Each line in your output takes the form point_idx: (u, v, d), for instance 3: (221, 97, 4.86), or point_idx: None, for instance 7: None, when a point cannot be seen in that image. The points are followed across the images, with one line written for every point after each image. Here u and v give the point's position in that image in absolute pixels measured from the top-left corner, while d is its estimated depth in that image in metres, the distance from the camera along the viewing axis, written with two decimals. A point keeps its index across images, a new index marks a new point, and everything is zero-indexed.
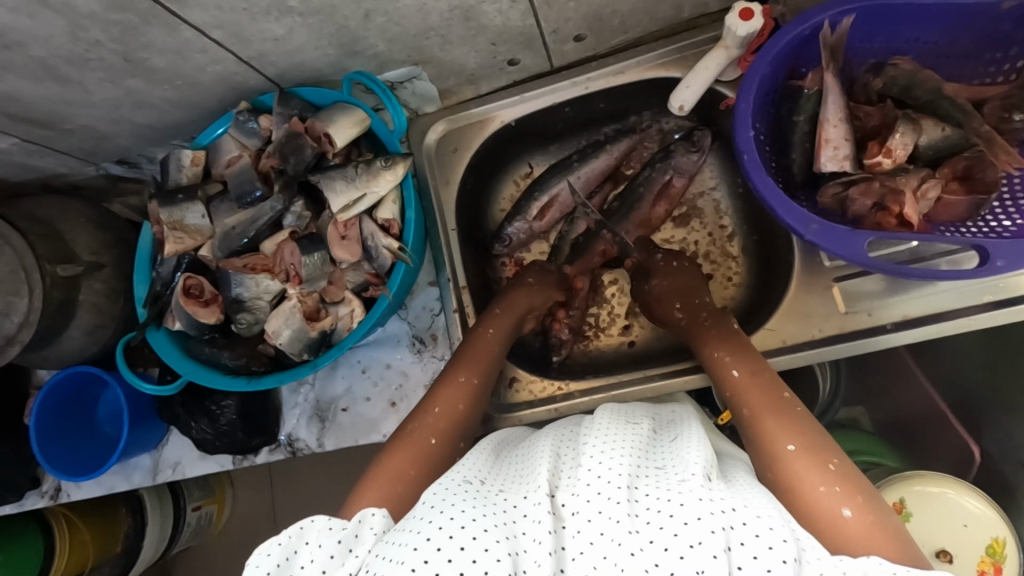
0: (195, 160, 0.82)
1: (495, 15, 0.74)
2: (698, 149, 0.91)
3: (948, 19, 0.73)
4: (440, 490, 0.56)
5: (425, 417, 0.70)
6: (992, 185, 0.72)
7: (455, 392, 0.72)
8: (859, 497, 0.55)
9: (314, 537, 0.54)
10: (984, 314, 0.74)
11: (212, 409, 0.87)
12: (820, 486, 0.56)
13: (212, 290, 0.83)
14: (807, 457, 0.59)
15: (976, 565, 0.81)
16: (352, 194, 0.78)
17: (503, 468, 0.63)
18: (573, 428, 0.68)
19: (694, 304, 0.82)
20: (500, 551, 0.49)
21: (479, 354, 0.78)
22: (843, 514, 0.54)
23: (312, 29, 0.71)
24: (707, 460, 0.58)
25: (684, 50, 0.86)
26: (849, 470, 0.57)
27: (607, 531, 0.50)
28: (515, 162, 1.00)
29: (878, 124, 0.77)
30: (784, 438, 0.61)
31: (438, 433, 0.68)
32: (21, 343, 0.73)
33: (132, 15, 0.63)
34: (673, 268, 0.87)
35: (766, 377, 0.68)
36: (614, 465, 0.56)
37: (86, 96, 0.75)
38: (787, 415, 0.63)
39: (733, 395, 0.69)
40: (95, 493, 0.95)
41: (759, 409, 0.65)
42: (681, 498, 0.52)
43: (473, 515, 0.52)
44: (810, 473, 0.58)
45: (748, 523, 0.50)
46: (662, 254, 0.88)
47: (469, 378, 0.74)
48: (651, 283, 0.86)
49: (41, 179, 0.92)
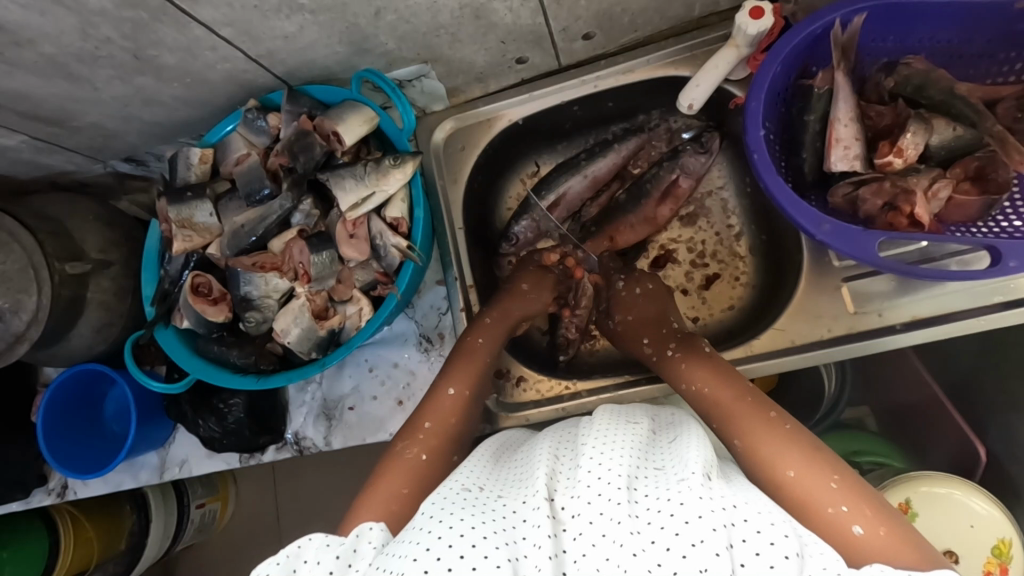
0: (203, 157, 0.81)
1: (505, 14, 0.74)
2: (707, 150, 0.90)
3: (960, 18, 0.72)
4: (439, 500, 0.56)
5: (415, 436, 0.69)
6: (1004, 185, 0.71)
7: (445, 403, 0.72)
8: (867, 511, 0.55)
9: (312, 555, 0.54)
10: (993, 314, 0.74)
11: (220, 406, 0.87)
12: (828, 506, 0.56)
13: (221, 288, 0.84)
14: (809, 477, 0.58)
15: (981, 565, 0.81)
16: (362, 192, 0.78)
17: (502, 473, 0.63)
18: (571, 430, 0.67)
19: (663, 334, 0.81)
20: (499, 557, 0.49)
21: (465, 365, 0.76)
22: (855, 530, 0.54)
23: (322, 26, 0.70)
24: (705, 458, 0.57)
25: (693, 48, 0.86)
26: (851, 481, 0.58)
27: (608, 532, 0.50)
28: (523, 161, 0.99)
29: (889, 124, 0.77)
30: (782, 463, 0.60)
31: (428, 449, 0.68)
32: (30, 341, 0.73)
33: (143, 12, 0.63)
34: (632, 298, 0.88)
35: (751, 396, 0.68)
36: (613, 466, 0.56)
37: (95, 93, 0.75)
38: (777, 436, 0.62)
39: (725, 428, 0.67)
40: (103, 490, 0.96)
41: (749, 433, 0.64)
42: (681, 497, 0.51)
43: (472, 523, 0.52)
44: (816, 493, 0.57)
45: (750, 520, 0.50)
46: (622, 283, 0.90)
47: (458, 391, 0.74)
48: (614, 320, 0.87)
49: (49, 176, 0.92)
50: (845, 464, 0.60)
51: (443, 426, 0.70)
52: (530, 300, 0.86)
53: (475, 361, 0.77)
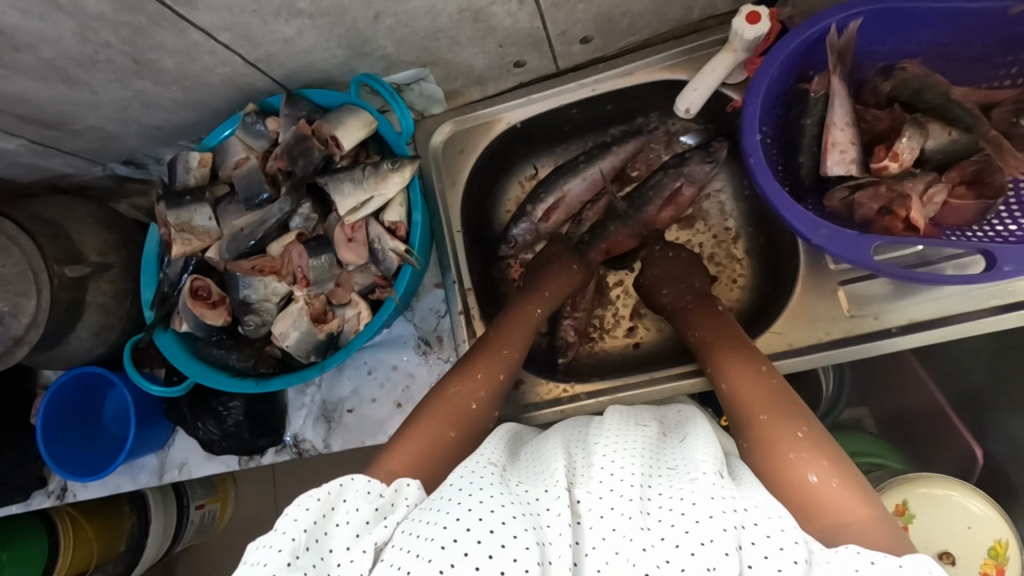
0: (202, 161, 0.82)
1: (504, 17, 0.75)
2: (714, 160, 0.90)
3: (955, 22, 0.72)
4: (466, 473, 0.56)
5: (468, 381, 0.71)
6: (1000, 189, 0.73)
7: (496, 361, 0.74)
8: (825, 461, 0.55)
9: (352, 496, 0.54)
10: (991, 318, 0.74)
11: (219, 410, 0.87)
12: (790, 451, 0.57)
13: (219, 292, 0.84)
14: (778, 422, 0.60)
15: (978, 567, 0.81)
16: (360, 196, 0.78)
17: (519, 464, 0.63)
18: (584, 428, 0.67)
19: (681, 288, 0.85)
20: (528, 539, 0.48)
21: (517, 326, 0.80)
22: (810, 479, 0.55)
23: (321, 30, 0.71)
24: (717, 459, 0.56)
25: (692, 52, 0.86)
26: (817, 434, 0.58)
27: (619, 527, 0.50)
28: (520, 164, 0.99)
29: (887, 128, 0.77)
30: (758, 409, 0.62)
31: (477, 398, 0.70)
32: (29, 344, 0.74)
33: (142, 17, 0.63)
34: (673, 258, 0.89)
35: (744, 350, 0.71)
36: (627, 464, 0.56)
37: (95, 97, 0.75)
38: (763, 385, 0.65)
39: (716, 371, 0.70)
40: (102, 493, 0.96)
41: (737, 381, 0.67)
42: (694, 497, 0.51)
43: (500, 500, 0.52)
44: (779, 438, 0.58)
45: (760, 524, 0.49)
46: (662, 247, 0.91)
47: (511, 351, 0.76)
48: (648, 274, 0.89)
49: (49, 179, 0.92)
50: (814, 418, 0.60)
51: (493, 378, 0.73)
52: (575, 275, 0.88)
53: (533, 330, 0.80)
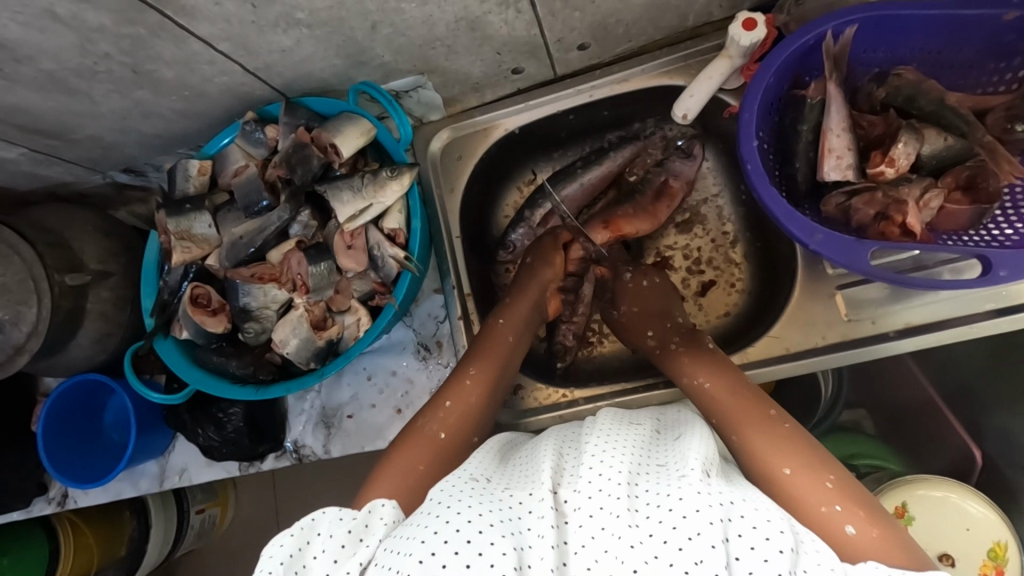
0: (202, 169, 0.82)
1: (501, 26, 0.75)
2: (690, 155, 0.92)
3: (947, 30, 0.73)
4: (449, 487, 0.56)
5: (436, 412, 0.71)
6: (994, 195, 0.73)
7: (465, 387, 0.73)
8: (860, 511, 0.55)
9: (325, 527, 0.55)
10: (986, 322, 0.74)
11: (219, 416, 0.87)
12: (822, 505, 0.56)
13: (220, 299, 0.85)
14: (804, 475, 0.58)
15: (977, 569, 0.81)
16: (359, 205, 0.79)
17: (507, 469, 0.62)
18: (575, 431, 0.67)
19: (665, 329, 0.82)
20: (505, 545, 0.49)
21: (491, 351, 0.77)
22: (847, 530, 0.55)
23: (319, 40, 0.71)
24: (706, 456, 0.57)
25: (687, 58, 0.86)
26: (847, 483, 0.58)
27: (608, 525, 0.50)
28: (519, 169, 1.00)
29: (881, 134, 0.78)
30: (779, 462, 0.60)
31: (447, 427, 0.69)
32: (30, 352, 0.74)
33: (141, 28, 0.63)
34: (643, 288, 0.87)
35: (750, 394, 0.67)
36: (615, 463, 0.56)
37: (94, 107, 0.76)
38: (774, 434, 0.62)
39: (722, 424, 0.67)
40: (103, 499, 0.97)
41: (744, 427, 0.64)
42: (681, 492, 0.51)
43: (480, 509, 0.52)
44: (810, 492, 0.57)
45: (747, 516, 0.50)
46: (630, 274, 0.89)
47: (479, 371, 0.75)
48: (620, 309, 0.87)
49: (49, 187, 0.93)
50: (837, 462, 0.60)
51: (465, 404, 0.72)
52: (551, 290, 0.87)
53: (509, 353, 0.78)
